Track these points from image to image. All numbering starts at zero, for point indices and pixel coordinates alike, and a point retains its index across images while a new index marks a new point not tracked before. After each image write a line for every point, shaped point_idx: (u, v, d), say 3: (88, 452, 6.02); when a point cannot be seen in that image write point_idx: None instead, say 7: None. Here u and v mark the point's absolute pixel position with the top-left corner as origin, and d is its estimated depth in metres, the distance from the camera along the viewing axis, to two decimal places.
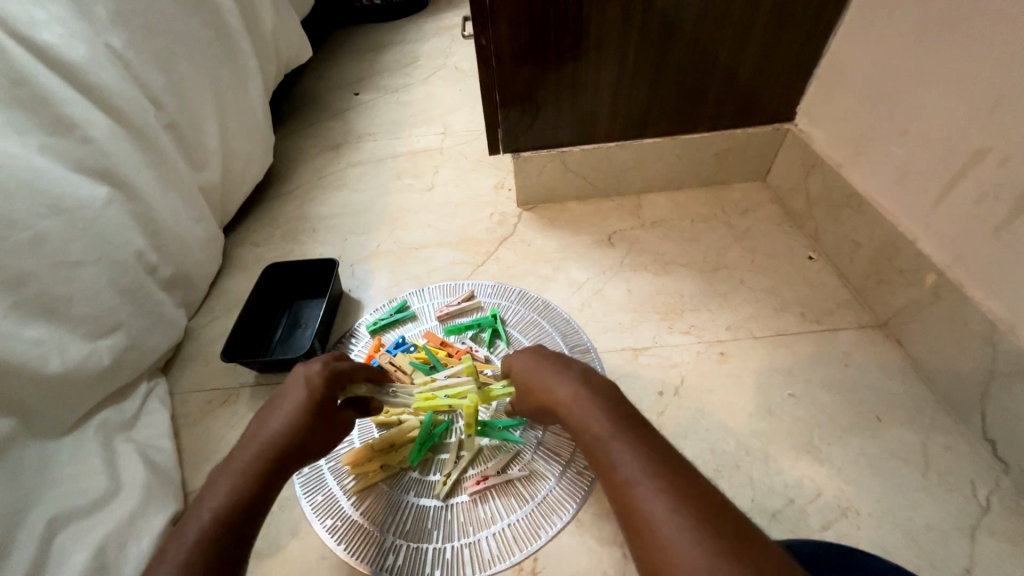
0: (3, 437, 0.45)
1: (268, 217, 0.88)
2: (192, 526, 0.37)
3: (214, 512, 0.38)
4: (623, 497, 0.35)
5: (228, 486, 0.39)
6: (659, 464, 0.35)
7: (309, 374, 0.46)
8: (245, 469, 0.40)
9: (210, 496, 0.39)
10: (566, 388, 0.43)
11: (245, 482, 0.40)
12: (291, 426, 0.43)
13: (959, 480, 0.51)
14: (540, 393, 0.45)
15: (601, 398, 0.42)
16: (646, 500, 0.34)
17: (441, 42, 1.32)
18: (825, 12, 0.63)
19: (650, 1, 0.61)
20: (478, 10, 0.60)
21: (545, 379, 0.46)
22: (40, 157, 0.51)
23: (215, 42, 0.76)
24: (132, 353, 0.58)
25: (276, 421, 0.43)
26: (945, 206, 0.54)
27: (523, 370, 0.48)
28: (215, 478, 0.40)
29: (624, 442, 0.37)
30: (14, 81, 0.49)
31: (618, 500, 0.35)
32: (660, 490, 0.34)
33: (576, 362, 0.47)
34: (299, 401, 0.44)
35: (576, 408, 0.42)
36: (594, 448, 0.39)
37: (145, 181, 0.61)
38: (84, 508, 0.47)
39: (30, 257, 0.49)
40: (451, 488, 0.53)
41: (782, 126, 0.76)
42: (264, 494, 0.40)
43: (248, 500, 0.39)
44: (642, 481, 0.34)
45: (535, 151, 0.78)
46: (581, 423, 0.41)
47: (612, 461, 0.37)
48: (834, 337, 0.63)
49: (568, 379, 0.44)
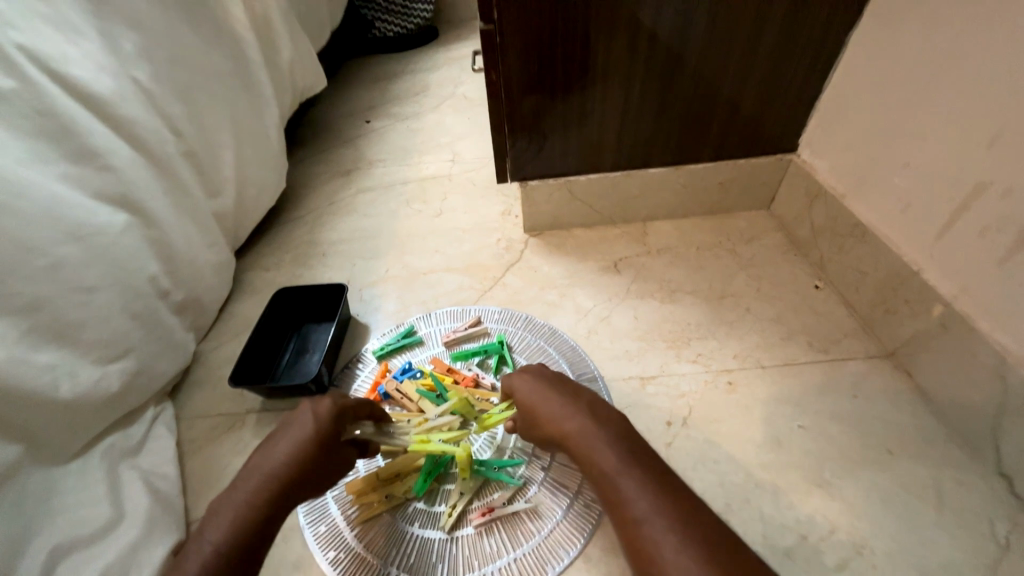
0: (10, 463, 0.45)
1: (279, 241, 0.90)
2: (193, 560, 0.39)
3: (215, 545, 0.40)
4: (633, 535, 0.35)
5: (230, 519, 0.41)
6: (669, 501, 0.36)
7: (318, 409, 0.47)
8: (247, 503, 0.42)
9: (212, 527, 0.41)
10: (573, 417, 0.44)
11: (246, 516, 0.42)
12: (293, 463, 0.44)
13: (976, 517, 0.50)
14: (546, 423, 0.45)
15: (608, 429, 0.42)
16: (656, 538, 0.34)
17: (450, 72, 1.37)
18: (823, 50, 0.65)
19: (654, 37, 0.63)
20: (489, 46, 0.63)
21: (551, 408, 0.45)
22: (64, 186, 0.52)
23: (235, 74, 0.80)
24: (141, 378, 0.59)
25: (280, 456, 0.45)
26: (948, 239, 0.55)
27: (528, 396, 0.48)
28: (218, 509, 0.42)
29: (633, 478, 0.38)
30: (44, 115, 0.51)
31: (627, 537, 0.36)
32: (670, 529, 0.34)
33: (582, 390, 0.47)
34: (303, 438, 0.45)
35: (584, 440, 0.42)
36: (602, 483, 0.39)
37: (161, 208, 0.63)
38: (85, 537, 0.47)
39: (49, 283, 0.50)
40: (456, 520, 0.52)
41: (784, 157, 0.78)
42: (263, 529, 0.42)
43: (248, 537, 0.41)
44: (652, 518, 0.35)
45: (542, 180, 0.79)
46: (589, 456, 0.41)
47: (622, 496, 0.37)
48: (843, 367, 0.62)
49: (575, 409, 0.44)
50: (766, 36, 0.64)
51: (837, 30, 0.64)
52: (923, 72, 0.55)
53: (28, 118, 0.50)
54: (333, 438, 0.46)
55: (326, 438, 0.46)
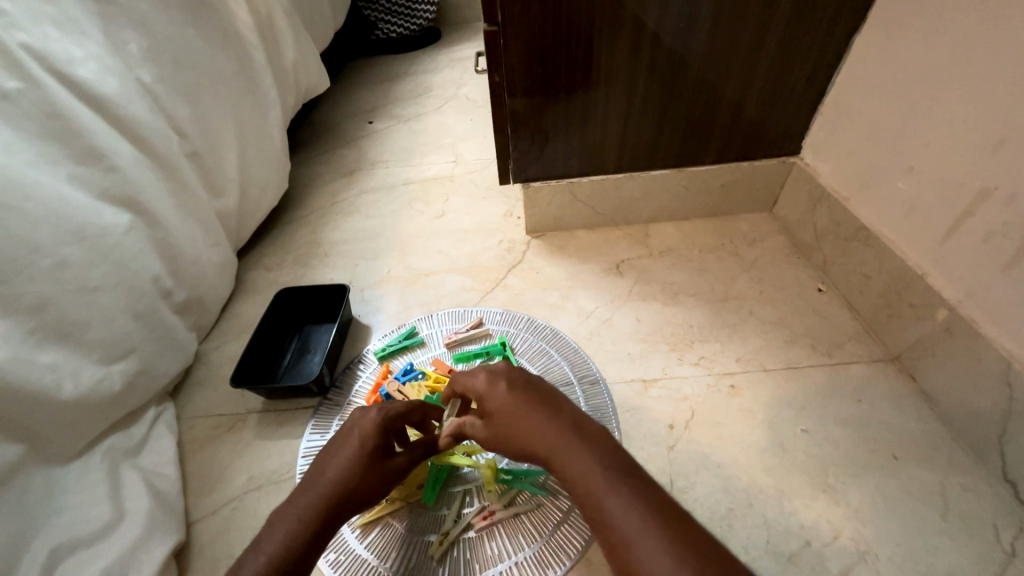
0: (11, 463, 0.45)
1: (281, 241, 0.90)
2: (246, 569, 0.38)
3: (267, 558, 0.39)
4: (624, 556, 0.35)
5: (284, 533, 0.41)
6: (656, 518, 0.35)
7: (367, 421, 0.47)
8: (300, 516, 0.42)
9: (266, 540, 0.40)
10: (552, 431, 0.42)
11: (299, 530, 0.41)
12: (347, 476, 0.44)
13: (981, 523, 0.49)
14: (523, 438, 0.43)
15: (590, 444, 0.41)
16: (647, 558, 0.33)
17: (453, 73, 1.37)
18: (827, 52, 0.65)
19: (658, 40, 0.63)
20: (492, 47, 0.63)
21: (529, 423, 0.43)
22: (68, 186, 0.52)
23: (239, 75, 0.80)
24: (143, 378, 0.59)
25: (335, 470, 0.44)
26: (953, 243, 0.55)
27: (501, 408, 0.46)
28: (272, 523, 0.41)
29: (619, 495, 0.37)
30: (49, 115, 0.51)
31: (618, 558, 0.35)
32: (661, 547, 0.33)
33: (561, 400, 0.45)
34: (356, 452, 0.45)
35: (567, 454, 0.40)
36: (589, 502, 0.38)
37: (165, 208, 0.63)
38: (87, 538, 0.47)
39: (52, 283, 0.50)
40: (447, 548, 0.51)
41: (788, 160, 0.77)
42: (315, 545, 0.41)
43: (301, 551, 0.40)
44: (642, 537, 0.34)
45: (544, 182, 0.79)
46: (570, 474, 0.40)
47: (609, 515, 0.36)
48: (846, 371, 0.62)
49: (553, 422, 0.43)
50: (769, 39, 0.63)
51: (841, 33, 0.63)
52: (929, 75, 0.55)
53: (32, 117, 0.50)
54: (383, 451, 0.47)
55: (378, 452, 0.46)
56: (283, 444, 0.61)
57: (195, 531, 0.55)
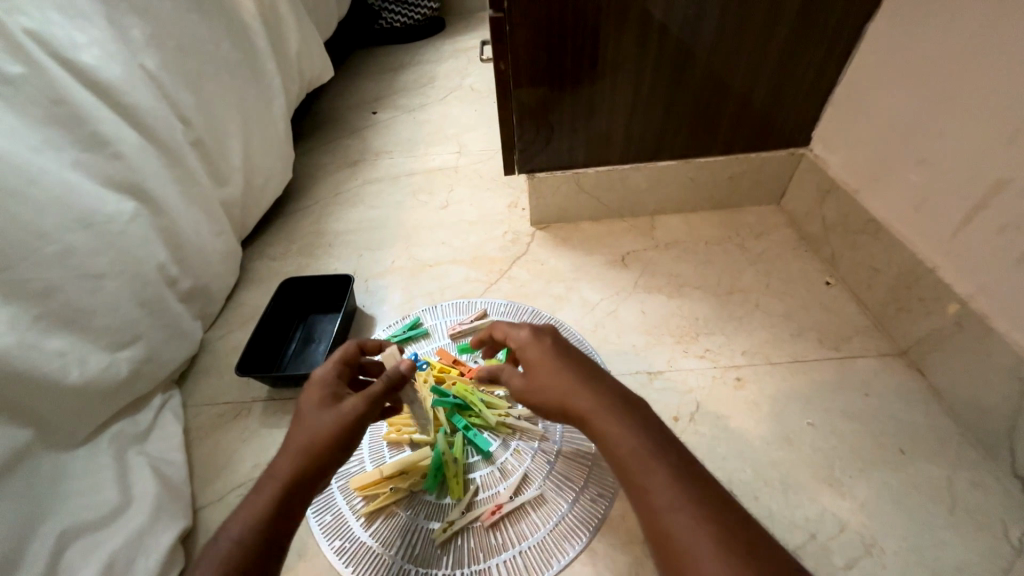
0: (21, 447, 0.45)
1: (285, 231, 0.90)
2: (213, 559, 0.37)
3: (234, 537, 0.38)
4: (656, 528, 0.34)
5: (251, 510, 0.39)
6: (696, 495, 0.35)
7: (310, 388, 0.45)
8: (264, 491, 0.40)
9: (233, 520, 0.39)
10: (594, 396, 0.40)
11: (266, 503, 0.39)
12: (309, 447, 0.42)
13: (988, 518, 0.49)
14: (559, 400, 0.42)
15: (633, 413, 0.40)
16: (682, 532, 0.33)
17: (457, 64, 1.36)
18: (838, 43, 0.64)
19: (666, 28, 0.62)
20: (498, 34, 0.62)
21: (572, 384, 0.42)
22: (73, 172, 0.52)
23: (242, 63, 0.79)
24: (149, 365, 0.59)
25: (293, 442, 0.42)
26: (964, 236, 0.54)
27: (542, 366, 0.44)
28: (239, 504, 0.40)
29: (660, 466, 0.36)
30: (53, 101, 0.51)
31: (651, 528, 0.35)
32: (697, 524, 0.33)
33: (602, 369, 0.44)
34: (310, 418, 0.43)
35: (607, 421, 0.39)
36: (627, 471, 0.37)
37: (170, 196, 0.63)
38: (95, 523, 0.47)
39: (58, 269, 0.50)
40: (451, 536, 0.51)
41: (797, 151, 0.76)
42: (286, 514, 0.40)
43: (268, 525, 0.39)
44: (679, 510, 0.34)
45: (550, 172, 0.78)
46: (609, 442, 0.38)
47: (648, 486, 0.36)
48: (853, 365, 0.61)
49: (593, 388, 0.41)
50: (780, 28, 0.62)
51: (855, 21, 0.62)
52: (941, 65, 0.54)
53: (37, 104, 0.50)
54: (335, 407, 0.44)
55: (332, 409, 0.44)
56: None
57: (203, 516, 0.55)
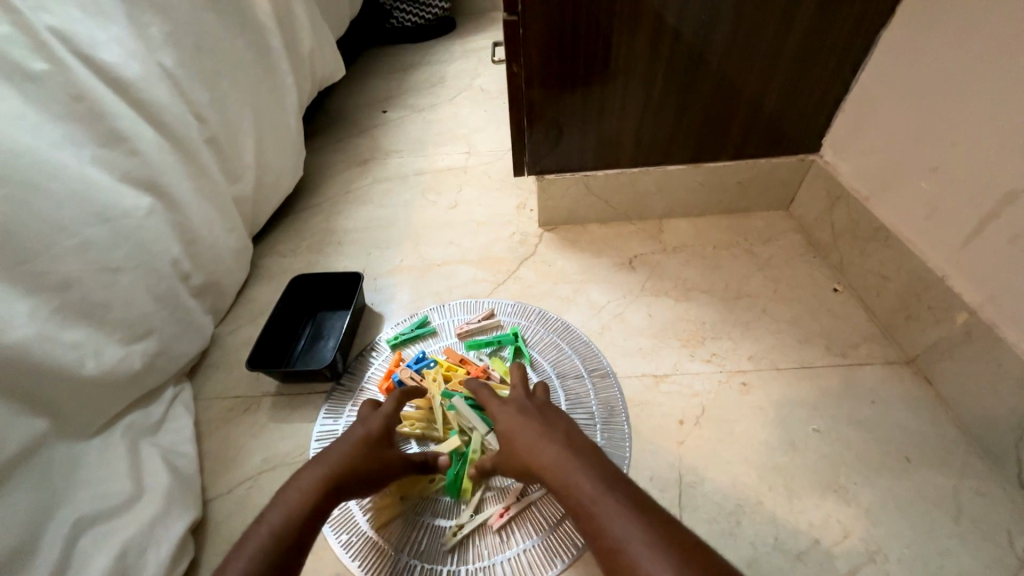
0: (38, 435, 0.46)
1: (296, 228, 0.91)
2: (251, 545, 0.38)
3: (272, 529, 0.39)
4: (614, 562, 0.34)
5: (289, 506, 0.41)
6: (649, 526, 0.35)
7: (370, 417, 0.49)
8: (306, 491, 0.42)
9: (270, 513, 0.40)
10: (552, 445, 0.42)
11: (305, 502, 0.41)
12: (352, 463, 0.45)
13: (994, 528, 0.49)
14: (524, 453, 0.44)
15: (588, 457, 0.41)
16: (636, 563, 0.33)
17: (468, 64, 1.36)
18: (851, 50, 0.64)
19: (678, 34, 0.62)
20: (512, 37, 0.62)
21: (531, 436, 0.44)
22: (92, 168, 0.53)
23: (257, 61, 0.80)
24: (162, 358, 0.60)
25: (340, 454, 0.45)
26: (975, 245, 0.54)
27: (508, 424, 0.47)
28: (275, 499, 0.41)
29: (611, 500, 0.37)
30: (75, 97, 0.52)
31: (610, 566, 0.34)
32: (651, 554, 0.33)
33: (564, 422, 0.46)
34: (363, 440, 0.47)
35: (562, 467, 0.40)
36: (572, 497, 0.39)
37: (185, 192, 0.64)
38: (108, 512, 0.48)
39: (76, 263, 0.51)
40: (461, 539, 0.51)
41: (807, 157, 0.76)
42: (317, 518, 0.41)
43: (301, 527, 0.40)
44: (631, 541, 0.34)
45: (558, 174, 0.79)
46: (565, 486, 0.39)
47: (592, 508, 0.37)
48: (861, 372, 0.61)
49: (550, 437, 0.43)
50: (792, 35, 0.62)
51: (869, 27, 0.62)
52: (955, 74, 0.54)
53: (59, 100, 0.51)
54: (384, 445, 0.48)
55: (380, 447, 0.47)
56: (297, 427, 0.63)
57: (213, 508, 0.56)
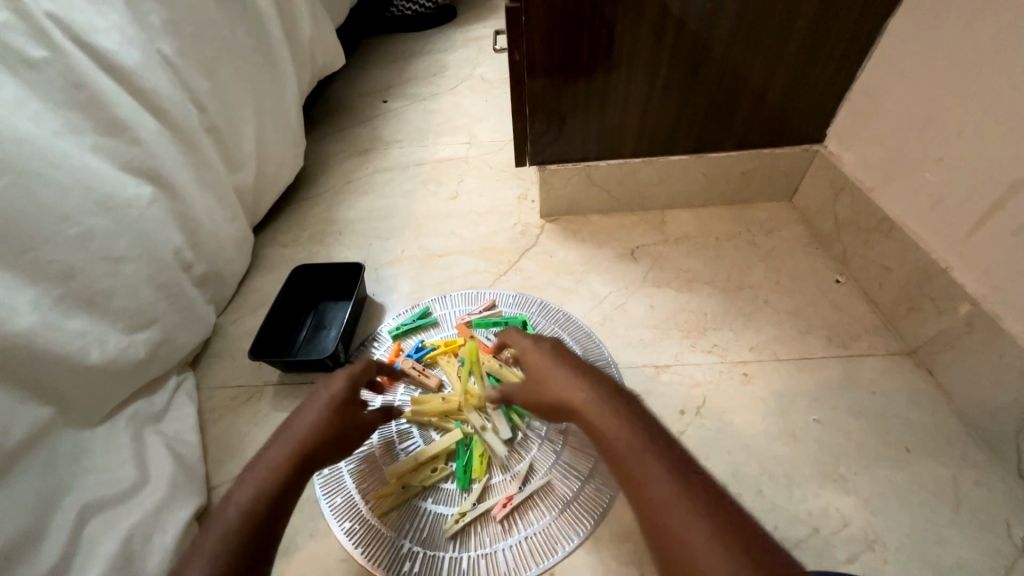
0: (44, 423, 0.47)
1: (297, 218, 0.91)
2: (219, 528, 0.39)
3: (239, 507, 0.40)
4: (654, 516, 0.35)
5: (255, 486, 0.41)
6: (693, 490, 0.35)
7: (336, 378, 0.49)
8: (272, 468, 0.42)
9: (238, 491, 0.41)
10: (597, 397, 0.42)
11: (273, 480, 0.41)
12: (319, 431, 0.44)
13: (992, 518, 0.49)
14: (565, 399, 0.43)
15: (631, 413, 0.41)
16: (679, 523, 0.34)
17: (469, 53, 1.35)
18: (859, 37, 0.63)
19: (683, 22, 0.61)
20: (514, 25, 0.61)
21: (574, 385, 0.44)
22: (93, 156, 0.53)
23: (256, 50, 0.79)
24: (165, 348, 0.60)
25: (306, 423, 0.45)
26: (981, 236, 0.53)
27: (546, 369, 0.46)
28: (243, 477, 0.42)
29: (656, 460, 0.37)
30: (74, 85, 0.52)
31: (647, 518, 0.35)
32: (696, 518, 0.34)
33: (603, 373, 0.45)
34: (327, 406, 0.46)
35: (606, 419, 0.40)
36: (624, 462, 0.38)
37: (186, 182, 0.63)
38: (114, 498, 0.49)
39: (78, 252, 0.51)
40: (463, 527, 0.52)
41: (812, 147, 0.76)
42: (287, 494, 0.42)
43: (273, 501, 0.41)
44: (675, 502, 0.35)
45: (560, 164, 0.78)
46: (607, 438, 0.40)
47: (646, 477, 0.36)
48: (862, 363, 0.61)
49: (594, 388, 0.43)
50: (798, 23, 0.61)
51: (877, 14, 0.61)
52: (962, 62, 0.53)
53: (58, 88, 0.51)
54: (356, 407, 0.48)
55: (351, 407, 0.47)
56: None
57: (218, 495, 0.57)
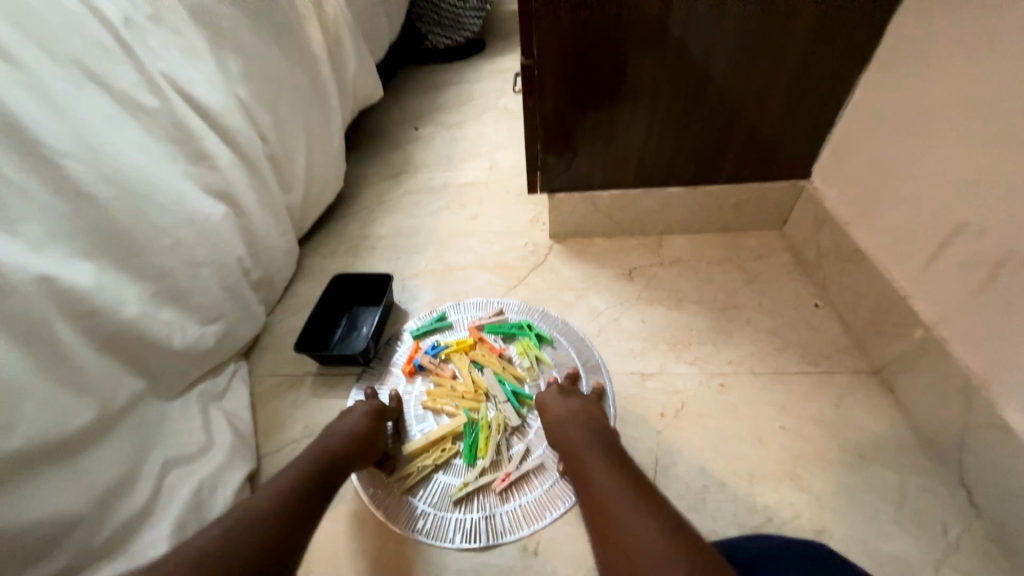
0: (138, 393, 0.59)
1: (336, 232, 1.03)
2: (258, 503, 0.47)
3: (276, 493, 0.48)
4: (592, 491, 0.48)
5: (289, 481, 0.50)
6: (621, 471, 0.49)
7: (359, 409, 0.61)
8: (302, 469, 0.52)
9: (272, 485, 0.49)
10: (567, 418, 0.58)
11: (304, 480, 0.51)
12: (343, 444, 0.56)
13: (932, 519, 0.55)
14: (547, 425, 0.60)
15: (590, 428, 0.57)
16: (607, 490, 0.47)
17: (494, 85, 1.48)
18: (833, 89, 0.71)
19: (677, 69, 0.70)
20: (529, 78, 0.72)
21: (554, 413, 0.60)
22: (185, 182, 0.66)
23: (310, 89, 0.93)
24: (227, 338, 0.72)
25: (334, 436, 0.56)
26: (933, 268, 0.60)
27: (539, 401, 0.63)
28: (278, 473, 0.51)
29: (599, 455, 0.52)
30: (175, 126, 0.65)
31: (588, 495, 0.48)
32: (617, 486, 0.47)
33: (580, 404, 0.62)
34: (353, 424, 0.58)
35: (571, 433, 0.56)
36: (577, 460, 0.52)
37: (251, 202, 0.76)
38: (187, 457, 0.60)
39: (172, 257, 0.63)
40: (467, 494, 0.61)
41: (797, 183, 0.83)
42: (315, 495, 0.50)
43: (304, 496, 0.49)
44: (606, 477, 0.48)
45: (568, 193, 0.88)
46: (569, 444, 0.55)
47: (588, 467, 0.51)
48: (831, 379, 0.68)
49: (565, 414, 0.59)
50: (783, 71, 0.70)
51: (848, 69, 0.69)
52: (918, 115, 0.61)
53: (164, 128, 0.64)
54: (372, 431, 0.60)
55: (369, 428, 0.59)
56: (333, 402, 0.74)
57: (265, 462, 0.68)
